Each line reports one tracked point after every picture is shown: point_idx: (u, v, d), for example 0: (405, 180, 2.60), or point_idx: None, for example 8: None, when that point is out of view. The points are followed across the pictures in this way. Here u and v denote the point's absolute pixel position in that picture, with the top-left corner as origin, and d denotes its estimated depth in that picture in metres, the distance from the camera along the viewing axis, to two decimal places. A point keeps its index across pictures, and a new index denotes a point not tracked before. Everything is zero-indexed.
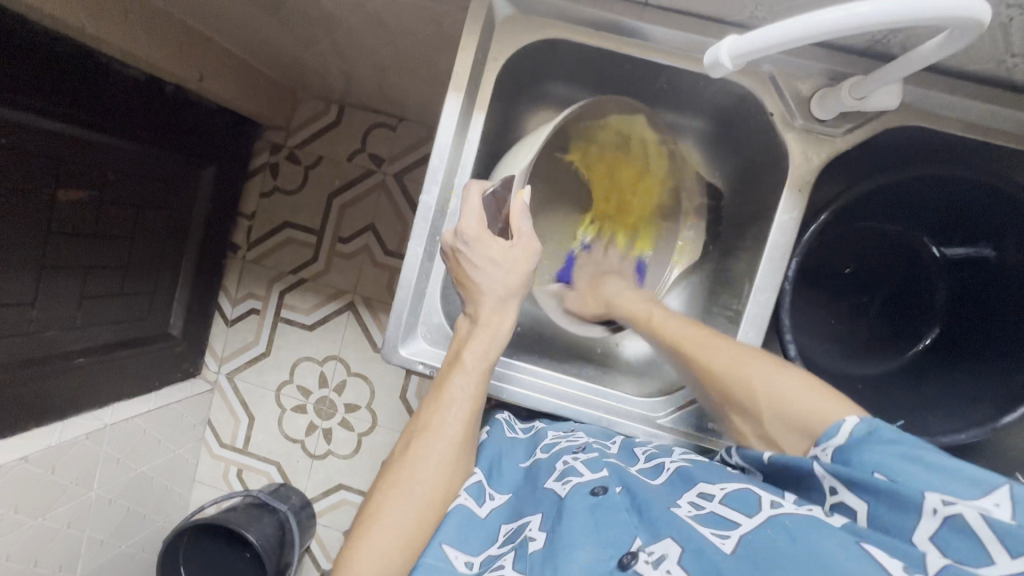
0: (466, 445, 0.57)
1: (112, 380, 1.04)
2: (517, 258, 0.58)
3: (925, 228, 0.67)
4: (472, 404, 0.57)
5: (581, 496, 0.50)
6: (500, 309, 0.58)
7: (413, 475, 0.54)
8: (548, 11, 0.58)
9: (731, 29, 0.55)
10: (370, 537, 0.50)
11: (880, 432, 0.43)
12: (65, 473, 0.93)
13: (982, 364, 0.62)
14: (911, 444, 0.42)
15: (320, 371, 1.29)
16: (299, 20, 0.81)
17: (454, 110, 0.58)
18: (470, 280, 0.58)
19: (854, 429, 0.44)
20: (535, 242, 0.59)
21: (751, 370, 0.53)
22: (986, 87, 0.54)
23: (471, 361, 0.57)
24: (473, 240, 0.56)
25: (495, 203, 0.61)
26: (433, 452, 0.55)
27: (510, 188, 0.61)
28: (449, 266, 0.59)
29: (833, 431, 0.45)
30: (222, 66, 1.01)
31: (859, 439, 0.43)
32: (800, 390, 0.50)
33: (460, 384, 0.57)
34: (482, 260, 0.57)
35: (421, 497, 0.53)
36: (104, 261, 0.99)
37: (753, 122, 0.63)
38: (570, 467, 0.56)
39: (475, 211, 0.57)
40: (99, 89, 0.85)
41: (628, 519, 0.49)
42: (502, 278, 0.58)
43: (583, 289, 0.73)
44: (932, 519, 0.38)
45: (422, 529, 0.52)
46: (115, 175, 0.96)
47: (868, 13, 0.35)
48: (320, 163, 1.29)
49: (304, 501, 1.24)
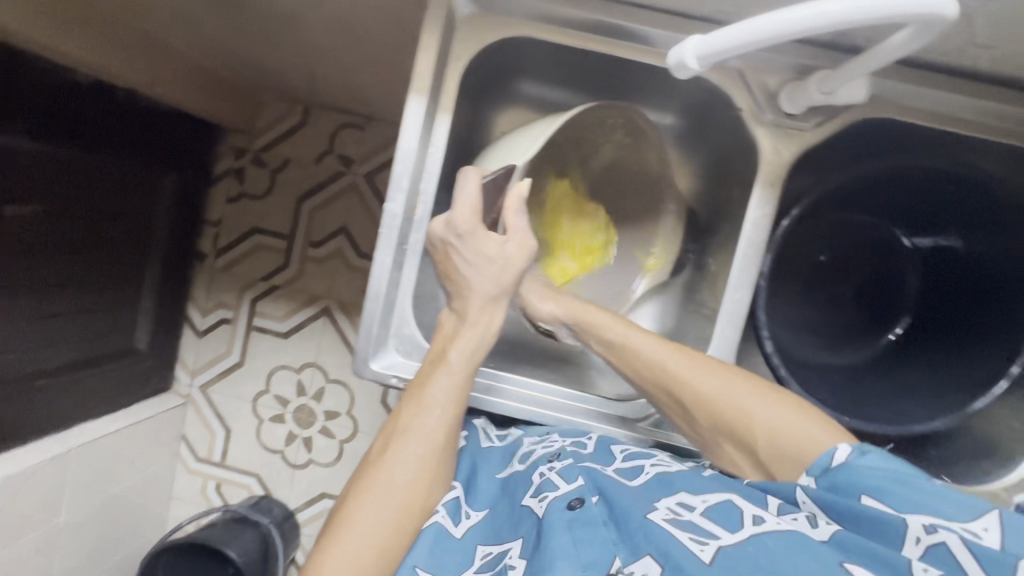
0: (447, 449, 0.56)
1: (73, 401, 0.99)
2: (510, 256, 0.59)
3: (895, 219, 0.68)
4: (454, 407, 0.56)
5: (559, 512, 0.50)
6: (491, 306, 0.59)
7: (392, 479, 0.53)
8: (510, 9, 0.56)
9: (698, 24, 0.54)
10: (344, 544, 0.50)
11: (873, 458, 0.46)
12: (29, 502, 0.89)
13: (957, 349, 0.63)
14: (902, 469, 0.45)
15: (298, 380, 1.26)
16: (256, 19, 0.77)
17: (417, 114, 0.56)
18: (461, 274, 0.58)
19: (847, 454, 0.47)
20: (530, 238, 0.59)
21: (742, 395, 0.54)
22: (948, 77, 0.54)
23: (458, 361, 0.56)
24: (465, 234, 0.56)
25: (494, 192, 0.59)
26: (414, 455, 0.54)
27: (510, 177, 0.58)
28: (439, 259, 0.59)
29: (826, 457, 0.48)
30: (176, 68, 0.96)
31: (852, 464, 0.46)
32: (786, 415, 0.52)
33: (442, 385, 0.55)
34: (475, 256, 0.58)
35: (399, 503, 0.52)
36: (61, 277, 0.94)
37: (724, 118, 0.62)
38: (545, 481, 0.55)
39: (471, 203, 0.56)
40: (39, 98, 0.80)
41: (608, 535, 0.49)
42: (494, 276, 0.58)
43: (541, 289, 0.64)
44: (916, 546, 0.41)
45: (400, 535, 0.51)
46: (71, 188, 0.91)
47: (835, 10, 0.35)
48: (287, 166, 1.25)
49: (287, 512, 1.20)
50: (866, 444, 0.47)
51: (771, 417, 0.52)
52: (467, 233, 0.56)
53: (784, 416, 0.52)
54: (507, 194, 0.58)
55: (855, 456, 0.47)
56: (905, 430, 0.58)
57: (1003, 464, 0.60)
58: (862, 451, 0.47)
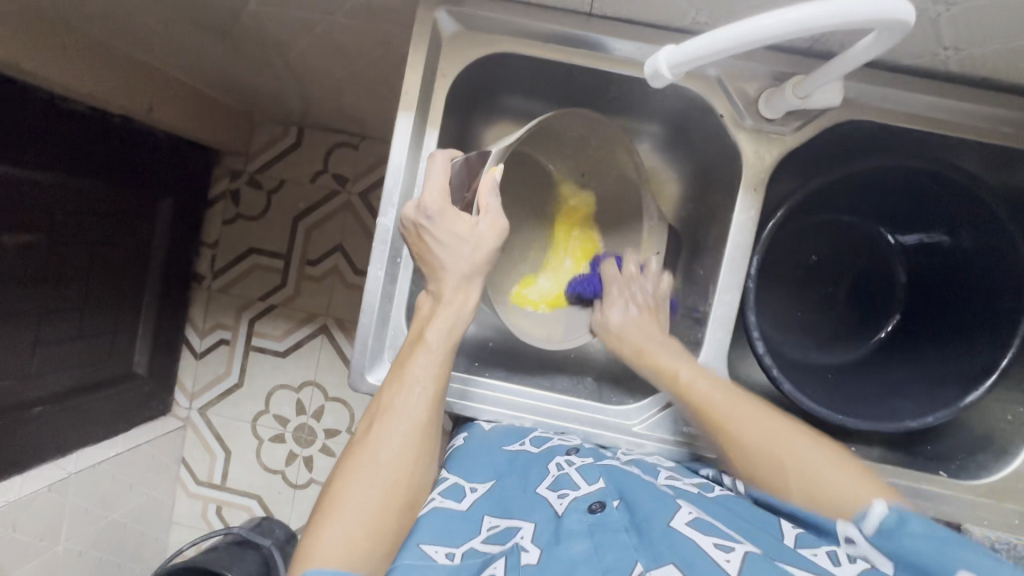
0: (432, 426, 0.55)
1: (74, 426, 1.00)
2: (483, 233, 0.57)
3: (879, 218, 0.69)
4: (436, 383, 0.55)
5: (579, 513, 0.51)
6: (465, 285, 0.58)
7: (376, 456, 0.53)
8: (493, 26, 0.58)
9: (677, 36, 0.56)
10: (332, 523, 0.49)
11: (911, 523, 0.47)
12: (28, 529, 0.89)
13: (945, 342, 0.64)
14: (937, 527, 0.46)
15: (297, 399, 1.26)
16: (248, 45, 0.80)
17: (406, 130, 0.57)
18: (433, 255, 0.56)
19: (884, 520, 0.47)
20: (502, 219, 0.58)
21: (786, 442, 0.55)
22: (923, 78, 0.56)
23: (435, 339, 0.56)
24: (436, 214, 0.54)
25: (466, 170, 0.59)
26: (398, 432, 0.53)
27: (483, 160, 0.59)
28: (410, 243, 0.57)
29: (863, 517, 0.49)
30: (171, 94, 0.98)
31: (892, 528, 0.47)
32: (825, 467, 0.53)
33: (423, 363, 0.55)
34: (448, 235, 0.56)
35: (386, 480, 0.52)
36: (59, 302, 0.95)
37: (706, 125, 0.63)
38: (564, 476, 0.56)
39: (440, 182, 0.56)
40: (34, 127, 0.81)
41: (628, 540, 0.49)
42: (468, 256, 0.57)
43: (629, 316, 0.67)
44: None
45: (388, 514, 0.51)
46: (66, 214, 0.92)
47: (799, 19, 0.36)
48: (282, 187, 1.26)
49: (289, 533, 1.20)
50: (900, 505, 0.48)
51: (823, 481, 0.52)
52: (459, 242, 0.56)
53: (835, 481, 0.52)
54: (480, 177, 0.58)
55: (892, 522, 0.47)
56: (901, 425, 0.58)
57: (998, 456, 0.60)
58: (898, 514, 0.47)
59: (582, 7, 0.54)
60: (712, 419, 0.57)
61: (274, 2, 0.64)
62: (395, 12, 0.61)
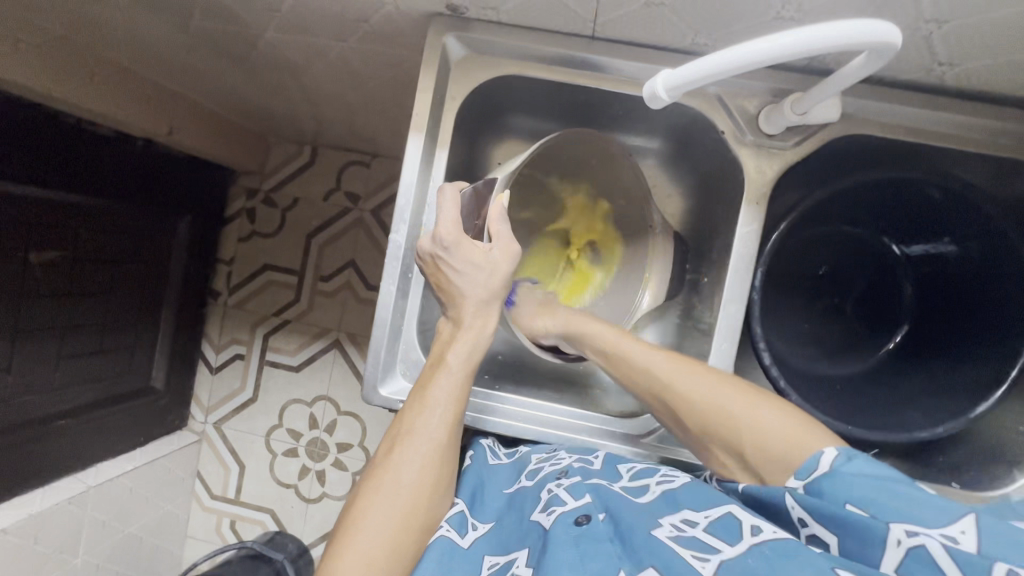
0: (451, 447, 0.56)
1: (93, 440, 1.02)
2: (497, 260, 0.59)
3: (884, 230, 0.70)
4: (456, 405, 0.56)
5: (565, 526, 0.51)
6: (484, 310, 0.59)
7: (398, 478, 0.53)
8: (500, 51, 0.60)
9: (678, 56, 0.58)
10: (355, 541, 0.50)
11: (858, 462, 0.45)
12: (48, 542, 0.91)
13: (952, 352, 0.64)
14: (889, 473, 0.43)
15: (310, 413, 1.28)
16: (264, 70, 0.83)
17: (416, 151, 0.59)
18: (453, 285, 0.58)
19: (832, 461, 0.45)
20: (515, 244, 0.60)
21: (729, 401, 0.53)
22: (922, 93, 0.57)
23: (456, 362, 0.57)
24: (451, 244, 0.56)
25: (476, 199, 0.61)
26: (419, 453, 0.54)
27: (491, 188, 0.61)
28: (429, 274, 0.59)
29: (812, 462, 0.46)
30: (191, 117, 1.02)
31: (838, 467, 0.45)
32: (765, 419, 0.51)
33: (444, 385, 0.56)
34: (464, 265, 0.57)
35: (407, 500, 0.53)
36: (82, 320, 0.98)
37: (707, 141, 0.65)
38: (554, 496, 0.55)
39: (453, 213, 0.57)
40: (61, 153, 0.85)
41: (612, 549, 0.48)
42: (484, 281, 0.58)
43: (538, 306, 0.69)
44: (897, 550, 0.40)
45: (408, 534, 0.52)
46: (89, 234, 0.96)
47: (791, 42, 0.38)
48: (297, 205, 1.29)
49: (301, 547, 1.20)
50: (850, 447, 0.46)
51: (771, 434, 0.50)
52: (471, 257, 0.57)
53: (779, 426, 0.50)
54: (489, 205, 0.61)
55: (840, 461, 0.45)
56: (912, 436, 0.58)
57: (1012, 467, 0.59)
58: (847, 455, 0.45)
59: (585, 31, 0.56)
60: (648, 380, 0.58)
61: (290, 30, 0.67)
62: (406, 38, 0.64)
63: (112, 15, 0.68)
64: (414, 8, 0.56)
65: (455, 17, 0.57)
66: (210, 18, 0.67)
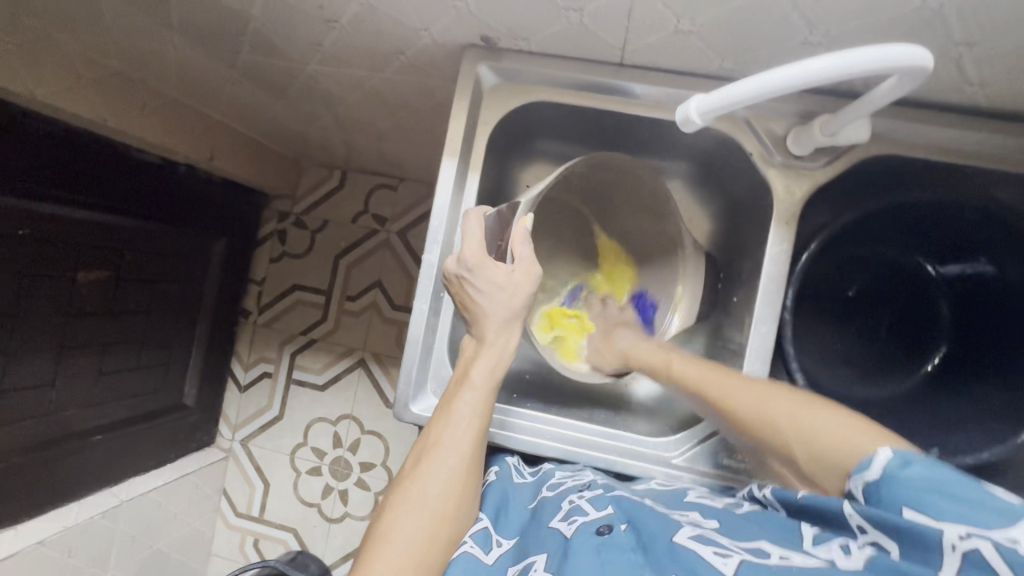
0: (476, 462, 0.56)
1: (128, 455, 1.05)
2: (518, 282, 0.59)
3: (917, 250, 0.69)
4: (481, 420, 0.57)
5: (587, 536, 0.50)
6: (506, 327, 0.60)
7: (425, 490, 0.53)
8: (532, 79, 0.63)
9: (705, 80, 0.59)
10: (384, 551, 0.49)
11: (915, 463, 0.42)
12: (81, 556, 0.93)
13: (993, 376, 0.62)
14: (948, 473, 0.41)
15: (334, 432, 1.29)
16: (300, 99, 0.87)
17: (450, 173, 0.62)
18: (476, 302, 0.59)
19: (888, 464, 0.43)
20: (536, 267, 0.61)
21: (775, 406, 0.53)
22: (953, 113, 0.57)
23: (480, 378, 0.58)
24: (475, 266, 0.58)
25: (500, 222, 0.63)
26: (444, 465, 0.54)
27: (515, 211, 0.63)
28: (453, 293, 0.60)
29: (867, 465, 0.45)
30: (231, 145, 1.07)
31: (893, 472, 0.43)
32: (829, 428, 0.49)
33: (468, 400, 0.57)
34: (487, 285, 0.58)
35: (434, 511, 0.52)
36: (122, 337, 1.02)
37: (736, 162, 0.66)
38: (576, 507, 0.55)
39: (478, 237, 0.58)
40: (110, 176, 0.89)
41: (634, 558, 0.48)
42: (506, 302, 0.59)
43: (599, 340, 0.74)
44: (952, 555, 0.38)
45: (436, 547, 0.51)
46: (131, 253, 1.00)
47: (822, 68, 0.39)
48: (326, 227, 1.33)
49: (323, 567, 1.19)
50: (907, 449, 0.44)
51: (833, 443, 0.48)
52: (500, 266, 0.59)
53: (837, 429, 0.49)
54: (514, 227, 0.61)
55: (897, 465, 0.43)
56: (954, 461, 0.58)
57: None
58: (905, 459, 0.43)
59: (614, 58, 0.58)
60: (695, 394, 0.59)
61: (328, 62, 0.70)
62: (438, 68, 0.66)
63: (164, 49, 0.73)
64: (449, 39, 0.59)
65: (488, 47, 0.59)
66: (255, 51, 0.71)
